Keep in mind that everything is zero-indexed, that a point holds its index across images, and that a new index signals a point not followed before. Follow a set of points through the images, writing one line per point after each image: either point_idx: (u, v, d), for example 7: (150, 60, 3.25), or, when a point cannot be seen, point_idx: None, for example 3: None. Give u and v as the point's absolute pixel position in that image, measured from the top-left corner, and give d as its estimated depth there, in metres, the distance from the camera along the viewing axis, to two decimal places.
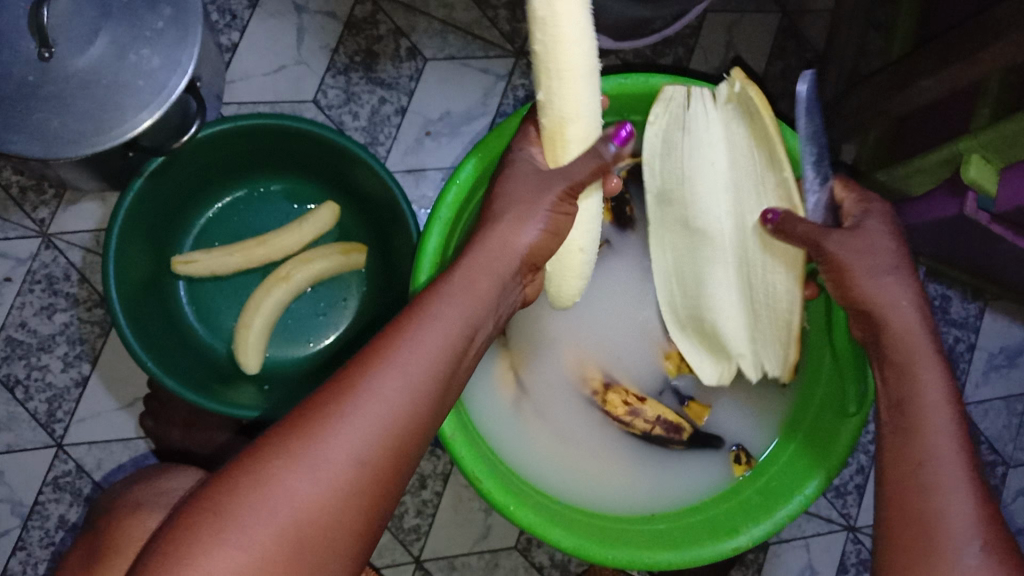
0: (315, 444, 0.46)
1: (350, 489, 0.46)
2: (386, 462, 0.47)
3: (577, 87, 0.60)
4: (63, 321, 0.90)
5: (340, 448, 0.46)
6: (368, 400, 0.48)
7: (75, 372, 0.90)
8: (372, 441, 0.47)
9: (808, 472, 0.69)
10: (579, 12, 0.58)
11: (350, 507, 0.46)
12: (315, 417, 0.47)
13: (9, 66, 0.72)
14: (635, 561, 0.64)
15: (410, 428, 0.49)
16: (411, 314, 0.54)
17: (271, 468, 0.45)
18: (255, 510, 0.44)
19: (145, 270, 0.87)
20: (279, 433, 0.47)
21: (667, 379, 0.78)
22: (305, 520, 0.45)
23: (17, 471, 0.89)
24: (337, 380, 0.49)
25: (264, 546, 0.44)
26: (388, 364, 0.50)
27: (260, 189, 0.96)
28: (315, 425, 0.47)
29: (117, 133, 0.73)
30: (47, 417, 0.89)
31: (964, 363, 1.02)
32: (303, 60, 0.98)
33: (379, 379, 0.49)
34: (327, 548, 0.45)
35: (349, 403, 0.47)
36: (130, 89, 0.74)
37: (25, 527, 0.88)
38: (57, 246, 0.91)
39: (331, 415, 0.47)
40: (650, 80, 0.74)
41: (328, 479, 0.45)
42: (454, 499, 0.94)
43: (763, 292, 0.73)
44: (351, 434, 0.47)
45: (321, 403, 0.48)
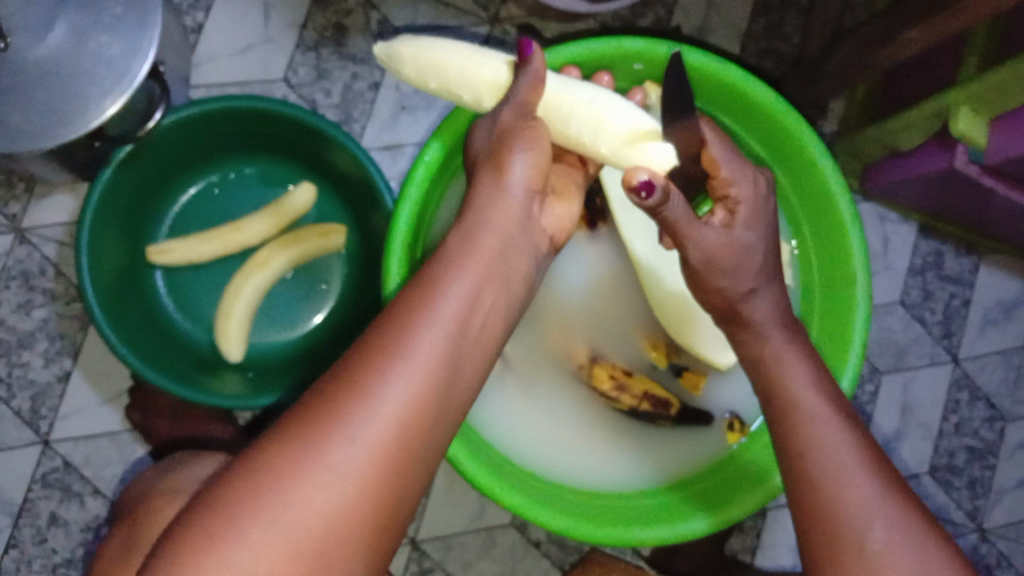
0: (309, 441, 0.43)
1: (368, 486, 0.43)
2: (398, 453, 0.44)
3: (465, 67, 0.63)
4: (42, 316, 0.89)
5: (350, 443, 0.43)
6: (383, 382, 0.45)
7: (57, 368, 0.89)
8: (386, 436, 0.44)
9: (738, 493, 0.67)
10: (415, 40, 0.66)
11: (368, 505, 0.43)
12: (321, 408, 0.44)
13: None
14: (623, 538, 0.63)
15: (430, 412, 0.46)
16: (416, 293, 0.50)
17: (269, 467, 0.42)
18: (255, 516, 0.41)
19: (121, 261, 0.86)
20: (281, 432, 0.44)
21: (654, 367, 0.75)
22: (312, 520, 0.42)
23: (4, 469, 0.88)
24: (338, 369, 0.46)
25: (278, 552, 0.41)
26: (399, 342, 0.46)
27: (234, 173, 0.94)
28: (323, 419, 0.43)
29: (82, 123, 0.71)
30: (31, 414, 0.88)
31: (961, 319, 1.01)
32: (271, 38, 0.96)
33: (397, 360, 0.46)
34: (331, 546, 0.42)
35: (357, 392, 0.44)
36: (91, 77, 0.72)
37: (16, 525, 0.88)
38: (31, 241, 0.89)
39: (327, 405, 0.44)
40: (622, 44, 0.71)
41: (312, 472, 0.42)
42: (448, 479, 0.94)
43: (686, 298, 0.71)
44: (364, 427, 0.44)
45: (323, 397, 0.44)
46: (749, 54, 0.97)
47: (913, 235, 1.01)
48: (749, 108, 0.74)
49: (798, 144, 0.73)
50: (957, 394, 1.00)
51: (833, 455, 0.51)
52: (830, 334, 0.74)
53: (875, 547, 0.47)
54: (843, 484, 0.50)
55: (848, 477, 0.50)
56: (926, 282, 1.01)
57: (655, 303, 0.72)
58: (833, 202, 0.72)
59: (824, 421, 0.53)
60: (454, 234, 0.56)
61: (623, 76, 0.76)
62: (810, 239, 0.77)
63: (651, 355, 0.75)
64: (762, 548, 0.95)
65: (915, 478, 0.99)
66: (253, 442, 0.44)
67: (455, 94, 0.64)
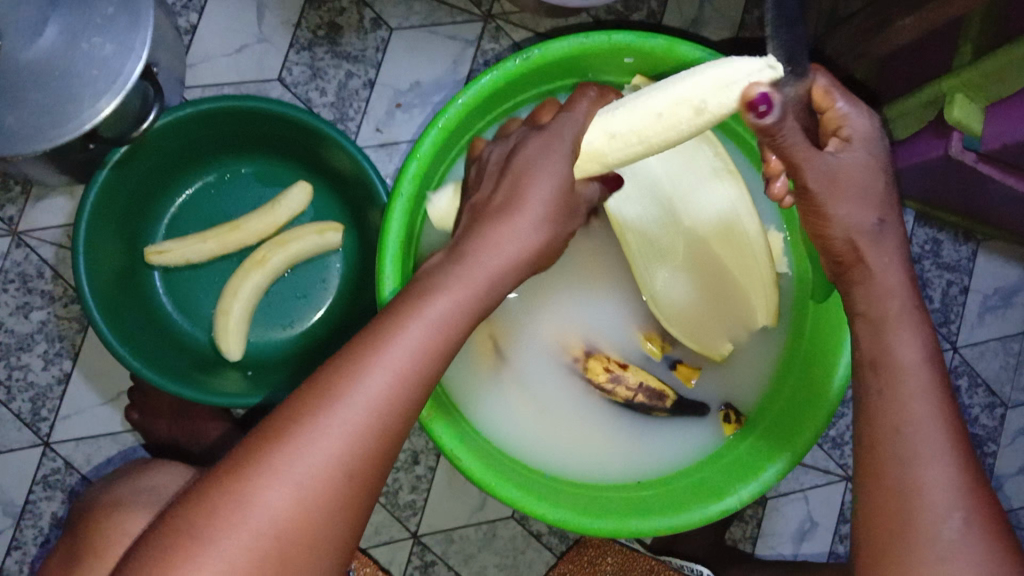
0: (287, 449, 0.45)
1: (336, 487, 0.45)
2: (352, 463, 0.46)
3: (606, 138, 0.61)
4: (40, 319, 0.89)
5: (308, 448, 0.45)
6: (337, 390, 0.46)
7: (57, 370, 0.89)
8: (355, 438, 0.46)
9: (737, 478, 0.66)
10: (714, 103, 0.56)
11: (335, 506, 0.45)
12: (288, 423, 0.46)
13: None
14: (621, 530, 0.62)
15: (389, 423, 0.47)
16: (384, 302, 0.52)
17: (237, 479, 0.44)
18: (228, 523, 0.43)
19: (118, 262, 0.86)
20: (250, 445, 0.46)
21: (649, 360, 0.73)
22: (277, 526, 0.44)
23: (5, 471, 0.88)
24: (304, 387, 0.47)
25: (245, 555, 0.43)
26: (361, 363, 0.47)
27: (229, 173, 0.94)
28: (290, 427, 0.46)
29: (75, 125, 0.72)
30: (32, 416, 0.88)
31: (959, 308, 1.01)
32: (265, 38, 0.96)
33: (359, 382, 0.47)
34: (303, 545, 0.44)
35: (321, 407, 0.46)
36: (83, 78, 0.73)
37: (18, 527, 0.88)
38: (28, 243, 0.89)
39: (305, 413, 0.46)
40: (612, 37, 0.70)
41: (291, 483, 0.44)
42: (449, 472, 0.94)
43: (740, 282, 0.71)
44: (326, 439, 0.45)
45: (287, 413, 0.46)
46: (743, 45, 0.98)
47: (910, 223, 1.00)
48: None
49: None
50: (956, 380, 1.00)
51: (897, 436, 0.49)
52: (799, 343, 0.71)
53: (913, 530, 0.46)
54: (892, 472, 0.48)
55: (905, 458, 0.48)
56: (923, 270, 1.01)
57: (676, 295, 0.70)
58: None
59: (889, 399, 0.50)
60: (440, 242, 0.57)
61: (614, 68, 0.75)
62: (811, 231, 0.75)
63: (647, 348, 0.73)
64: (761, 537, 0.95)
65: None
66: (228, 453, 0.47)
67: (604, 161, 0.62)
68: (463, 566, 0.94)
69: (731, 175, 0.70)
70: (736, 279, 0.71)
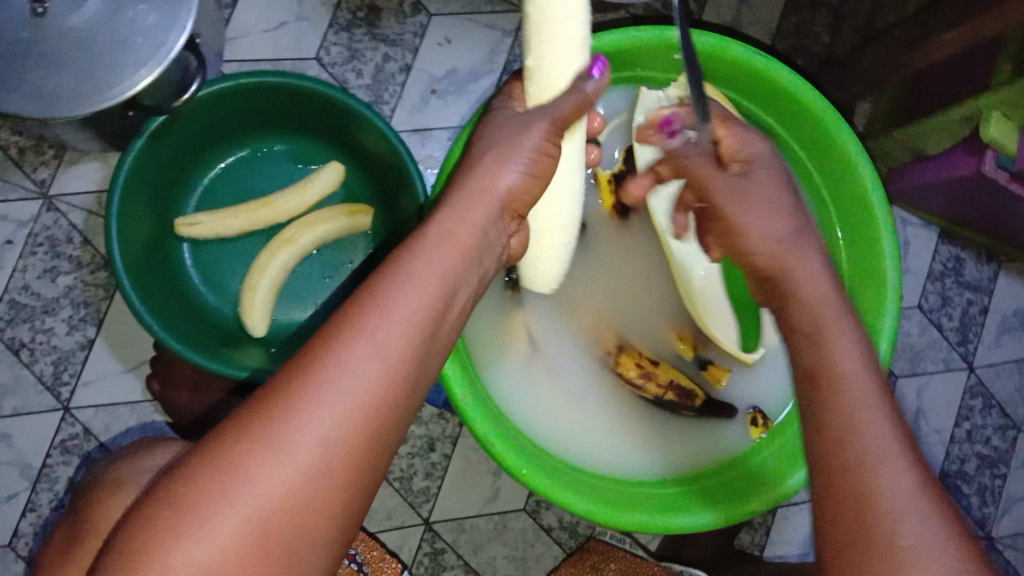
0: (278, 438, 0.39)
1: (336, 482, 0.40)
2: (372, 433, 0.41)
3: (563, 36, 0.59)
4: (67, 283, 0.89)
5: (301, 440, 0.39)
6: (334, 377, 0.41)
7: (80, 335, 0.88)
8: (353, 426, 0.40)
9: (763, 481, 0.65)
10: None
11: (337, 500, 0.40)
12: (275, 407, 0.40)
13: (5, 23, 0.72)
14: (646, 524, 0.62)
15: (393, 405, 0.42)
16: (382, 278, 0.46)
17: (217, 474, 0.38)
18: (223, 496, 0.38)
19: (148, 232, 0.86)
20: (246, 408, 0.41)
21: (680, 359, 0.72)
22: (271, 525, 0.38)
23: (24, 433, 0.87)
24: (291, 367, 0.42)
25: (231, 559, 0.37)
26: (376, 317, 0.44)
27: (263, 150, 0.94)
28: (276, 411, 0.40)
29: (114, 92, 0.72)
30: (53, 380, 0.88)
31: (977, 327, 1.01)
32: (304, 17, 0.96)
33: (375, 338, 0.43)
34: (301, 543, 0.39)
35: (311, 390, 0.40)
36: (127, 46, 0.73)
37: (33, 490, 0.87)
38: (59, 208, 0.89)
39: (296, 398, 0.40)
40: (664, 33, 0.69)
41: (284, 477, 0.38)
42: (462, 461, 0.95)
43: None
44: (339, 401, 0.40)
45: (290, 369, 0.41)
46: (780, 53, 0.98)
47: (933, 240, 1.01)
48: (789, 104, 0.71)
49: (836, 143, 0.69)
50: (971, 401, 1.01)
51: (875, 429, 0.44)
52: None
53: (907, 542, 0.40)
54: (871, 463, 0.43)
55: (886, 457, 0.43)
56: (945, 287, 1.01)
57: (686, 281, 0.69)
58: (864, 198, 0.69)
59: (858, 401, 0.46)
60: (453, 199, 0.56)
61: (662, 67, 0.72)
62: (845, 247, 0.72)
63: (677, 345, 0.72)
64: (770, 544, 0.95)
65: None
66: (203, 440, 0.40)
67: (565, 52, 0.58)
68: (472, 556, 0.94)
69: None
70: None
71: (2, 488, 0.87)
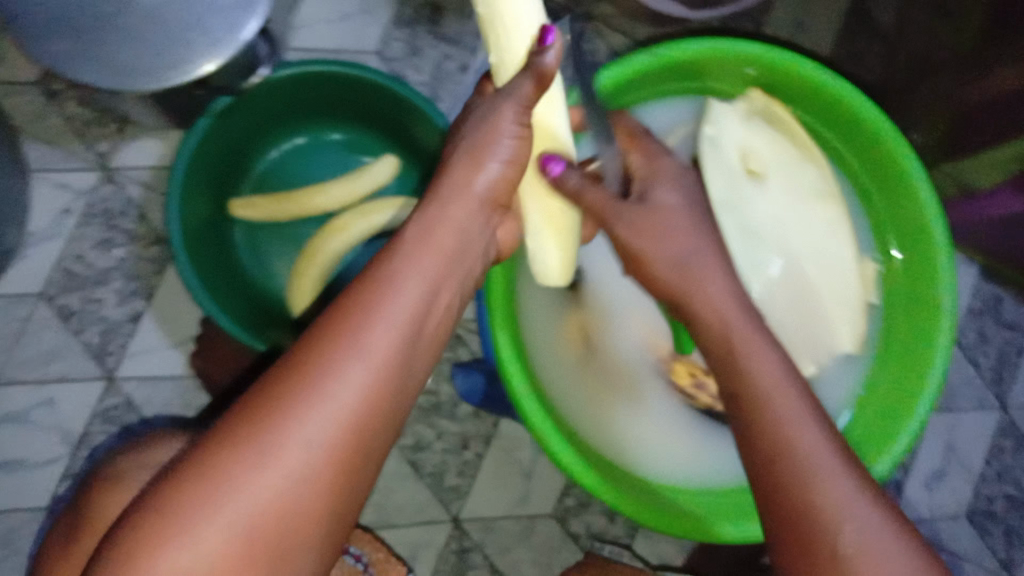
0: (271, 446, 0.42)
1: (323, 485, 0.43)
2: (359, 436, 0.45)
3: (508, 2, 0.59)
4: (120, 255, 0.90)
5: (292, 447, 0.43)
6: (323, 388, 0.44)
7: (129, 307, 0.89)
8: (340, 435, 0.44)
9: None
10: None
11: (322, 503, 0.43)
12: (265, 414, 0.43)
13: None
14: (703, 533, 0.62)
15: (377, 414, 0.46)
16: (374, 286, 0.49)
17: (209, 479, 0.42)
18: (214, 499, 0.41)
19: (207, 210, 0.87)
20: (239, 413, 0.44)
21: None
22: (256, 526, 0.41)
23: (67, 400, 0.88)
24: (282, 374, 0.45)
25: (219, 556, 0.41)
26: (362, 325, 0.47)
27: (320, 139, 0.96)
28: (268, 418, 0.43)
29: (191, 66, 0.73)
30: (100, 349, 0.89)
31: (1013, 366, 1.01)
32: (368, 10, 0.97)
33: (361, 346, 0.46)
34: (287, 542, 0.42)
35: (301, 401, 0.43)
36: (200, 24, 0.74)
37: (75, 455, 0.88)
38: (119, 180, 0.90)
39: (287, 407, 0.43)
40: (736, 47, 0.68)
41: (272, 481, 0.42)
42: (495, 461, 0.95)
43: (822, 290, 0.71)
44: (327, 408, 0.44)
45: (280, 376, 0.45)
46: None
47: (974, 276, 1.01)
48: (859, 130, 0.69)
49: (901, 174, 0.68)
50: (1003, 439, 1.00)
51: (809, 450, 0.49)
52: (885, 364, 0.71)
53: (851, 551, 0.45)
54: (815, 480, 0.47)
55: (828, 475, 0.47)
56: (983, 325, 1.01)
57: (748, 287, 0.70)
58: (926, 229, 0.68)
59: (778, 419, 0.50)
60: (447, 184, 0.57)
61: (729, 79, 0.72)
62: (900, 276, 0.71)
63: None
64: None
65: (954, 519, 0.98)
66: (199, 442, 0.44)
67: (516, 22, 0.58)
68: (498, 557, 0.94)
69: (833, 199, 0.71)
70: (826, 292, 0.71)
71: (43, 451, 0.88)
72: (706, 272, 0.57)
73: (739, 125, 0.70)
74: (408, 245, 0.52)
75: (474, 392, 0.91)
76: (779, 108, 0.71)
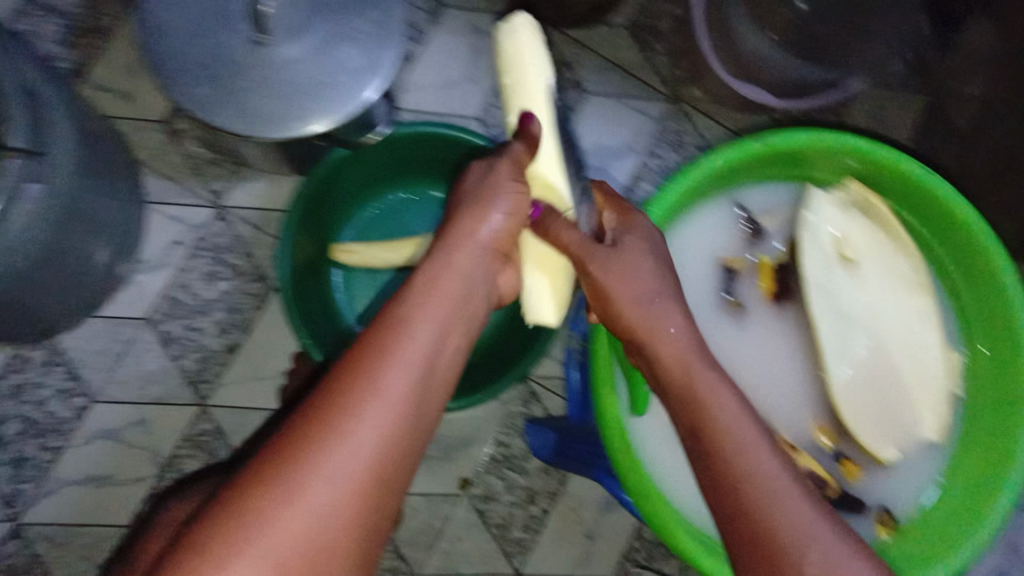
0: (297, 489, 0.45)
1: (343, 522, 0.46)
2: (378, 474, 0.48)
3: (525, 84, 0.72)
4: (223, 289, 0.95)
5: (315, 488, 0.46)
6: (342, 431, 0.47)
7: (227, 339, 0.94)
8: (360, 474, 0.47)
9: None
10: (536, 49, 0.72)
11: (344, 540, 0.46)
12: (287, 458, 0.46)
13: (224, 46, 0.72)
14: None
15: (392, 452, 0.49)
16: (388, 333, 0.52)
17: (238, 522, 0.44)
18: (243, 540, 0.44)
19: (312, 252, 0.92)
20: (265, 456, 0.47)
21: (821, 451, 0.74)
22: (283, 563, 0.44)
23: (160, 421, 0.93)
24: (303, 420, 0.48)
25: None
26: (381, 368, 0.50)
27: (419, 193, 1.01)
28: (292, 461, 0.46)
29: (303, 125, 0.72)
30: (195, 376, 0.94)
31: None
32: (474, 77, 1.03)
33: (378, 389, 0.49)
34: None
35: (322, 444, 0.46)
36: (330, 84, 0.73)
37: (160, 477, 0.93)
38: (229, 218, 0.96)
39: (307, 450, 0.46)
40: (843, 138, 0.71)
41: (298, 521, 0.45)
42: (560, 520, 0.96)
43: (907, 376, 0.72)
44: (348, 450, 0.47)
45: (305, 419, 0.48)
46: None
47: None
48: (954, 229, 0.71)
49: (991, 272, 0.69)
50: None
51: (770, 478, 0.53)
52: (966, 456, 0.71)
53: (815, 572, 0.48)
54: (773, 508, 0.51)
55: (788, 501, 0.51)
56: None
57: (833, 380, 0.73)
58: (1012, 319, 0.68)
59: (739, 451, 0.54)
60: (455, 230, 0.63)
61: (831, 169, 0.75)
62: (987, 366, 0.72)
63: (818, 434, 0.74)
64: None
65: None
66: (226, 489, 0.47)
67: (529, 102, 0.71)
68: None
69: (922, 290, 0.74)
70: (912, 380, 0.72)
71: (131, 470, 0.93)
72: (666, 312, 0.62)
73: (838, 213, 0.74)
74: (416, 289, 0.56)
75: (545, 446, 0.92)
76: (875, 200, 0.74)
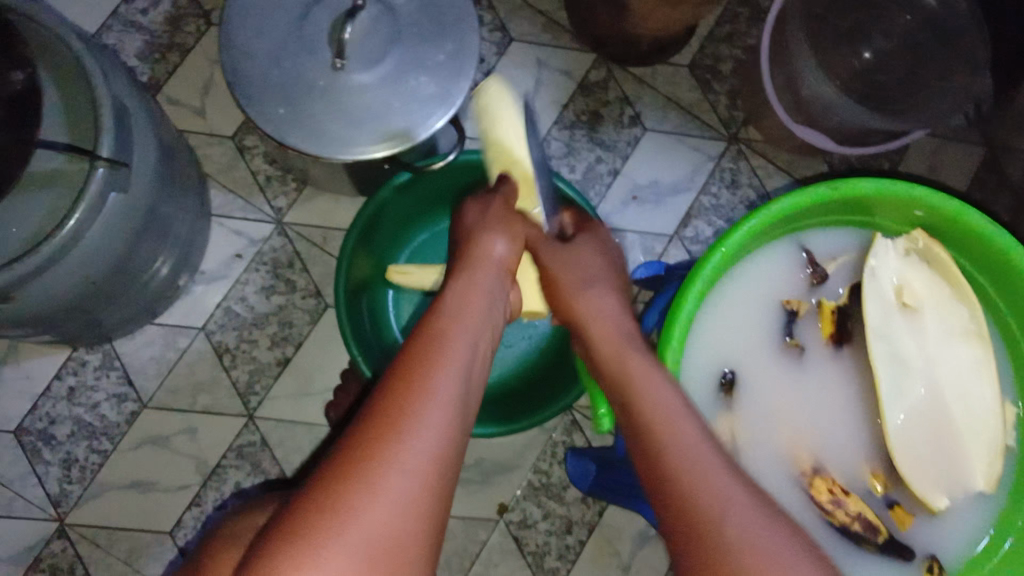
0: (373, 489, 0.44)
1: (416, 523, 0.45)
2: (444, 475, 0.47)
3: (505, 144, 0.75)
4: (279, 302, 0.97)
5: (390, 489, 0.45)
6: (406, 432, 0.47)
7: (279, 352, 0.96)
8: (428, 473, 0.46)
9: None
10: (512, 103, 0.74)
11: (417, 542, 0.45)
12: (354, 461, 0.45)
13: (303, 70, 0.75)
14: None
15: (451, 456, 0.48)
16: (432, 343, 0.53)
17: (315, 527, 0.43)
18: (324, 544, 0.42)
19: (367, 273, 0.94)
20: (335, 459, 0.46)
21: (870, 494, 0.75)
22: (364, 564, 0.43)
23: (208, 430, 0.95)
24: (363, 424, 0.47)
25: None
26: (432, 372, 0.50)
27: None
28: (362, 462, 0.45)
29: (371, 149, 0.74)
30: (245, 387, 0.95)
31: None
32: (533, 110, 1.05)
33: (431, 390, 0.49)
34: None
35: (392, 445, 0.46)
36: (401, 110, 0.75)
37: (203, 486, 0.94)
38: (288, 234, 0.98)
39: (376, 452, 0.45)
40: (912, 190, 0.71)
41: (376, 521, 0.44)
42: (595, 551, 0.96)
43: (960, 426, 0.72)
44: (415, 449, 0.46)
45: (366, 423, 0.47)
46: None
47: None
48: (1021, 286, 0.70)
49: None
50: None
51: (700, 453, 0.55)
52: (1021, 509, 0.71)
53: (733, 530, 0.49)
54: (706, 484, 0.52)
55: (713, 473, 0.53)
56: None
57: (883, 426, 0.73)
58: None
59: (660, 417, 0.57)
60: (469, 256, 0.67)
61: (897, 217, 0.76)
62: None
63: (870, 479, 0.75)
64: None
65: None
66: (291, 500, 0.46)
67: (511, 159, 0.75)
68: None
69: (981, 340, 0.74)
70: (969, 430, 0.72)
71: (176, 477, 0.94)
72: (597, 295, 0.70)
73: (898, 261, 0.75)
74: (450, 304, 0.59)
75: (584, 476, 0.93)
76: (938, 249, 0.74)
